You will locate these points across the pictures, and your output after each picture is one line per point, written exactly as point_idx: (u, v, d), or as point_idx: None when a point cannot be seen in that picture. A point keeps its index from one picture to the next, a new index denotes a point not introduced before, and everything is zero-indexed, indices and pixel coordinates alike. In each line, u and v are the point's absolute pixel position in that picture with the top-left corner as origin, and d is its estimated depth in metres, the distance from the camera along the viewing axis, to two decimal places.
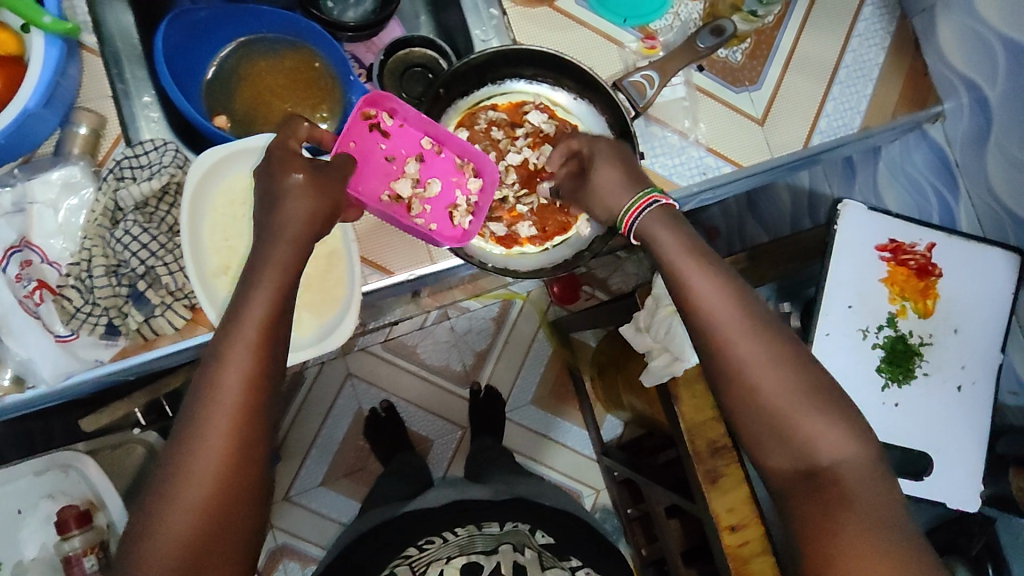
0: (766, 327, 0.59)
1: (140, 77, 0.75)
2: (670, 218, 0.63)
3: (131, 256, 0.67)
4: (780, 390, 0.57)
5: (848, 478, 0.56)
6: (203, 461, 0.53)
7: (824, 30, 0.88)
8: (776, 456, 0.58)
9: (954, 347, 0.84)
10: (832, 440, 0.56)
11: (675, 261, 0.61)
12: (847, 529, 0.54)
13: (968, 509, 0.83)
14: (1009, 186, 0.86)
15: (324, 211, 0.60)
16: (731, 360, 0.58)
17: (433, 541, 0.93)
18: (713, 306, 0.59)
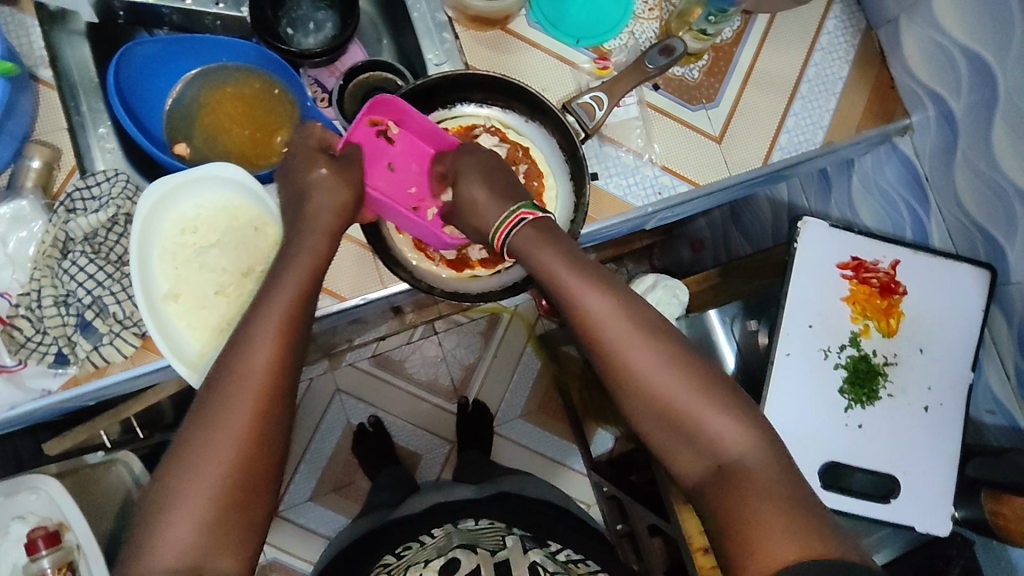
0: (655, 331, 0.63)
1: (97, 109, 0.77)
2: (546, 231, 0.66)
3: (78, 286, 0.69)
4: (674, 393, 0.61)
5: (752, 469, 0.59)
6: (224, 446, 0.58)
7: (784, 44, 0.87)
8: (684, 456, 0.62)
9: (920, 367, 0.82)
10: (731, 433, 0.60)
11: (557, 277, 0.64)
12: (762, 516, 0.56)
13: (939, 533, 0.81)
14: (975, 199, 0.83)
15: (353, 202, 0.68)
16: (625, 366, 0.62)
17: (410, 548, 0.98)
18: (603, 318, 0.62)
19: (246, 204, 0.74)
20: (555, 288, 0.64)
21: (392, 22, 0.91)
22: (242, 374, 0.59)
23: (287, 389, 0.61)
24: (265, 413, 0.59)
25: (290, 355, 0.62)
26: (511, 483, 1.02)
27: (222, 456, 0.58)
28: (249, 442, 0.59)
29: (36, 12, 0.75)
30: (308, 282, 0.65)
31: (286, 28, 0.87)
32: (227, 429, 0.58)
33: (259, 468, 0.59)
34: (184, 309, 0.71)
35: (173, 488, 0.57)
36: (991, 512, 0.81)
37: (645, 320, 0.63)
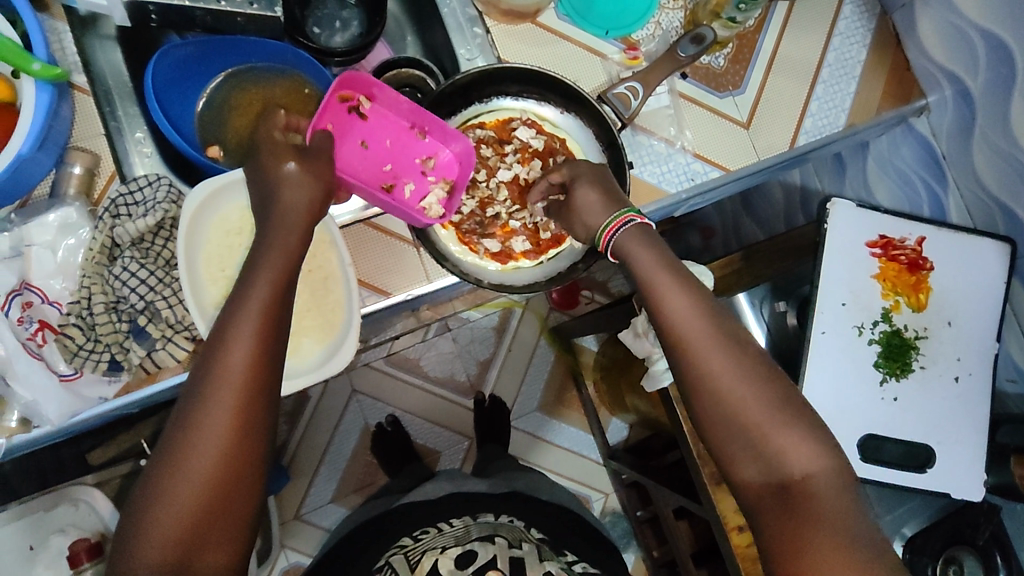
0: (735, 345, 0.63)
1: (133, 114, 0.76)
2: (651, 240, 0.68)
3: (130, 292, 0.68)
4: (750, 407, 0.62)
5: (815, 489, 0.60)
6: (208, 440, 0.56)
7: (804, 30, 0.88)
8: (748, 467, 0.62)
9: (949, 339, 0.85)
10: (803, 454, 0.61)
11: (655, 280, 0.65)
12: (815, 537, 0.58)
13: (973, 499, 0.84)
14: (995, 175, 0.86)
15: (320, 194, 0.65)
16: (703, 374, 0.63)
17: (429, 532, 0.95)
18: (688, 324, 0.64)
19: None
20: (649, 289, 0.66)
21: (418, 18, 0.91)
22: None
23: (261, 413, 0.58)
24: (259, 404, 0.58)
25: (273, 345, 0.60)
26: (523, 484, 1.07)
27: (199, 469, 0.56)
28: (223, 466, 0.56)
29: (67, 18, 0.74)
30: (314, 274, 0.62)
31: (313, 27, 0.88)
32: (199, 454, 0.56)
33: (231, 492, 0.57)
34: None
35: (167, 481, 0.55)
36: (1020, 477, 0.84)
37: (729, 331, 0.64)
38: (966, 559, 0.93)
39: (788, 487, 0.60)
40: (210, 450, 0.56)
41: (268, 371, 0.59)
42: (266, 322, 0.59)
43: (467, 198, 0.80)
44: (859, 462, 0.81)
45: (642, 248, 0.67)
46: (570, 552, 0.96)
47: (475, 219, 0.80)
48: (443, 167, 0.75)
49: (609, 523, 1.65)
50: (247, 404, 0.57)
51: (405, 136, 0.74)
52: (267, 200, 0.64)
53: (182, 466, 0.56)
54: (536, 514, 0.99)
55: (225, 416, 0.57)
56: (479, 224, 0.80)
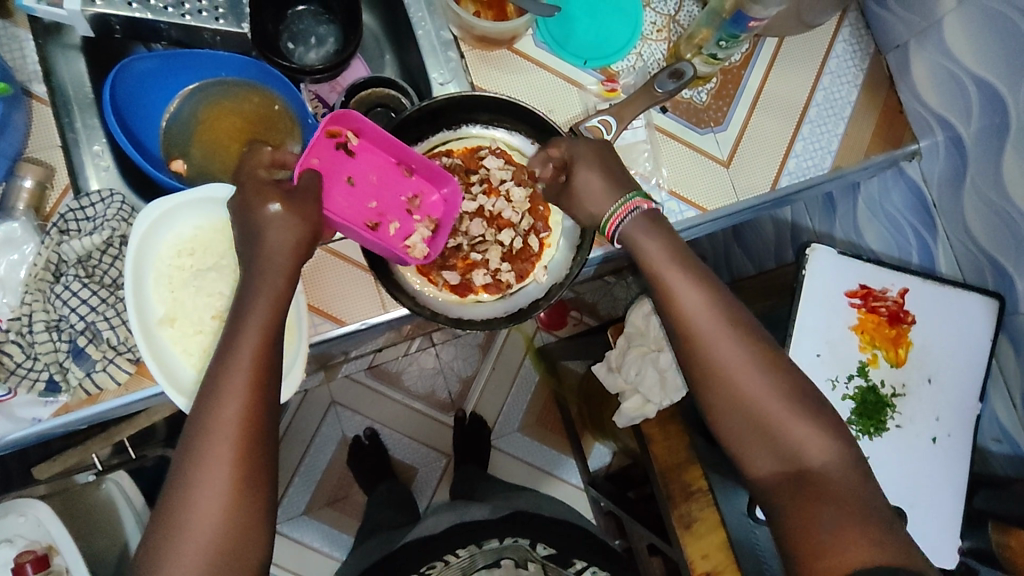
0: (744, 331, 0.61)
1: (92, 125, 0.75)
2: (657, 228, 0.64)
3: (70, 312, 0.66)
4: (764, 397, 0.60)
5: (830, 481, 0.59)
6: (194, 493, 0.55)
7: (793, 66, 0.85)
8: (760, 457, 0.61)
9: (928, 397, 0.81)
10: (817, 443, 0.59)
11: (664, 272, 0.62)
12: (830, 526, 0.57)
13: (946, 566, 0.80)
14: (984, 226, 0.82)
15: (306, 237, 0.61)
16: (714, 362, 0.61)
17: (435, 566, 0.94)
18: (700, 316, 0.61)
19: None
20: (656, 280, 0.63)
21: (395, 37, 0.89)
22: (229, 420, 0.57)
23: (263, 482, 0.58)
24: (246, 453, 0.57)
25: (266, 395, 0.59)
26: (525, 503, 1.04)
27: (197, 521, 0.55)
28: (225, 545, 0.56)
29: (30, 26, 0.73)
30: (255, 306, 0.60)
31: (287, 43, 0.86)
32: (196, 536, 0.55)
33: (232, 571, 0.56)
34: (179, 334, 0.69)
35: (165, 535, 0.55)
36: (997, 544, 0.81)
37: (739, 320, 0.61)
38: None
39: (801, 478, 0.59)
40: (202, 528, 0.55)
41: (259, 423, 0.58)
42: (251, 383, 0.58)
43: None
44: None
45: (645, 234, 0.63)
46: (580, 561, 0.96)
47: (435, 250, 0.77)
48: (429, 206, 0.72)
49: None
50: (252, 473, 0.57)
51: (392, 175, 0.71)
52: (239, 229, 0.62)
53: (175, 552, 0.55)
54: (543, 532, 0.96)
55: (222, 469, 0.56)
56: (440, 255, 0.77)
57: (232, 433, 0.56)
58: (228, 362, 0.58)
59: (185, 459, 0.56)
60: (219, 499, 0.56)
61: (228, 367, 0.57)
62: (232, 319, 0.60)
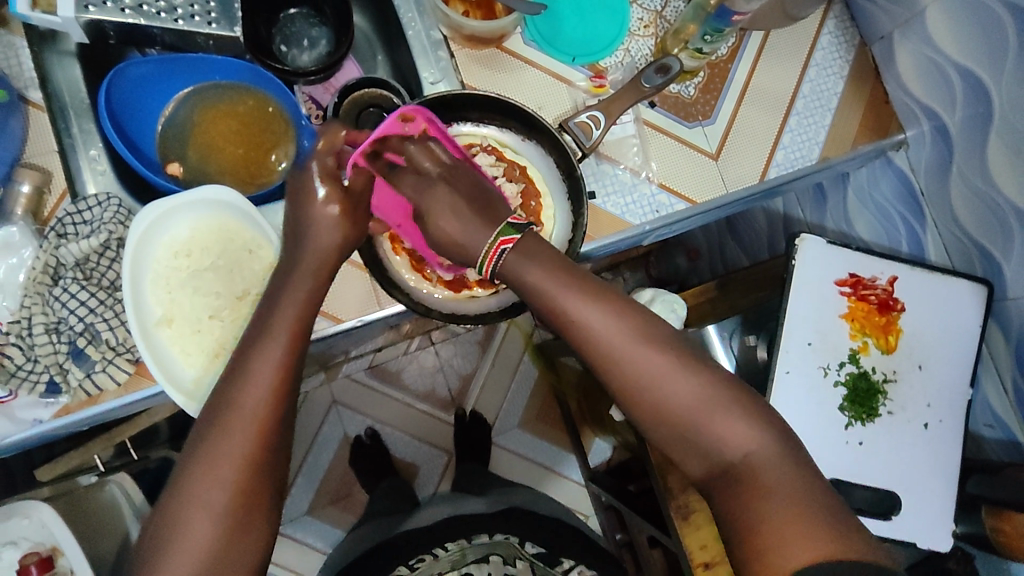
0: (647, 337, 0.62)
1: (89, 130, 0.75)
2: (529, 252, 0.64)
3: (69, 314, 0.67)
4: (677, 396, 0.60)
5: (760, 469, 0.58)
6: (213, 470, 0.56)
7: (780, 59, 0.86)
8: (690, 459, 0.61)
9: (919, 384, 0.82)
10: (740, 434, 0.59)
11: (551, 294, 0.62)
12: (768, 516, 0.56)
13: (940, 550, 0.81)
14: (971, 214, 0.83)
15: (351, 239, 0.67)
16: (627, 371, 0.61)
17: (425, 560, 0.96)
18: (601, 331, 0.61)
19: (240, 227, 0.73)
20: (550, 306, 0.63)
21: (387, 38, 0.90)
22: (249, 396, 0.58)
23: (271, 481, 0.58)
24: (268, 433, 0.58)
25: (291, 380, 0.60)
26: (521, 497, 1.08)
27: (213, 496, 0.56)
28: (222, 542, 0.56)
29: (26, 33, 0.74)
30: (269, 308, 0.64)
31: (280, 46, 0.88)
32: (194, 529, 0.55)
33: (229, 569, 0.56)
34: (176, 335, 0.70)
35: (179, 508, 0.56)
36: (991, 528, 0.82)
37: (638, 325, 0.62)
38: None
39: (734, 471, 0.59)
40: (201, 522, 0.55)
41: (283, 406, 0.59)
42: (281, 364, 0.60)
43: None
44: None
45: (535, 254, 0.64)
46: (567, 558, 0.98)
47: None
48: None
49: None
50: (258, 472, 0.57)
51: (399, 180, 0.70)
52: None
53: (174, 544, 0.55)
54: (534, 531, 0.99)
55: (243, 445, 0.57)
56: None
57: (238, 429, 0.57)
58: (253, 341, 0.61)
59: (194, 448, 0.58)
60: (218, 495, 0.56)
61: (241, 364, 0.60)
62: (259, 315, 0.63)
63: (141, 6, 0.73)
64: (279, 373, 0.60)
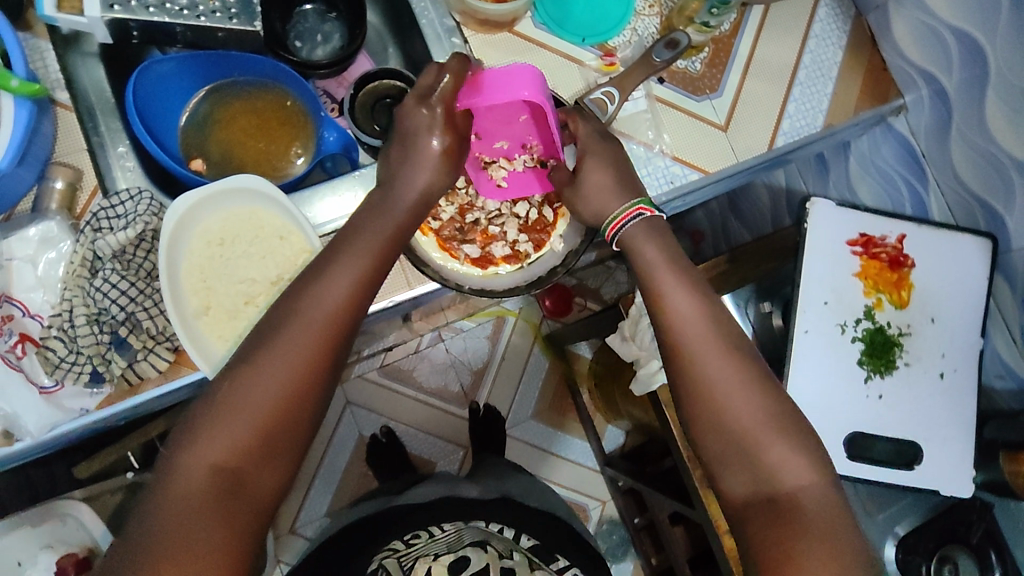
0: (729, 349, 0.65)
1: (115, 128, 0.77)
2: (654, 234, 0.71)
3: (111, 303, 0.68)
4: (746, 414, 0.62)
5: (805, 507, 0.60)
6: (254, 392, 0.58)
7: (780, 33, 0.89)
8: (737, 479, 0.62)
9: (932, 336, 0.85)
10: (796, 469, 0.61)
11: (656, 275, 0.68)
12: (807, 554, 0.57)
13: (962, 496, 0.83)
14: (973, 170, 0.86)
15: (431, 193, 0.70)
16: (708, 380, 0.64)
17: (421, 536, 0.96)
18: (689, 321, 0.66)
19: (271, 215, 0.74)
20: (650, 281, 0.68)
21: (398, 30, 0.93)
22: (300, 328, 0.60)
23: (318, 396, 0.60)
24: (312, 372, 0.60)
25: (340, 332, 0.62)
26: (515, 486, 1.03)
27: (247, 417, 0.57)
28: (255, 448, 0.57)
29: (50, 36, 0.76)
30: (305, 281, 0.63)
31: (294, 41, 0.90)
32: (237, 420, 0.57)
33: (249, 493, 0.57)
34: (213, 321, 0.72)
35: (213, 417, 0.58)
36: (1010, 472, 0.84)
37: (725, 338, 0.65)
38: (959, 557, 0.92)
39: (777, 500, 0.60)
40: (249, 415, 0.57)
41: (329, 353, 0.61)
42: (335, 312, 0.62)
43: (447, 204, 0.80)
44: (847, 460, 0.82)
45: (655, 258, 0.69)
46: (563, 557, 0.96)
47: (455, 225, 0.80)
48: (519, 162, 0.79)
49: (606, 531, 1.65)
50: (311, 382, 0.60)
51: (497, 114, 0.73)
52: None
53: (215, 431, 0.57)
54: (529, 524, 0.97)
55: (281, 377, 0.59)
56: (460, 230, 0.80)
57: (301, 336, 0.60)
58: (298, 293, 0.63)
59: (253, 348, 0.60)
60: (267, 397, 0.58)
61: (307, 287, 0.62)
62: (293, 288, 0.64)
63: (164, 5, 0.75)
64: (338, 304, 0.62)
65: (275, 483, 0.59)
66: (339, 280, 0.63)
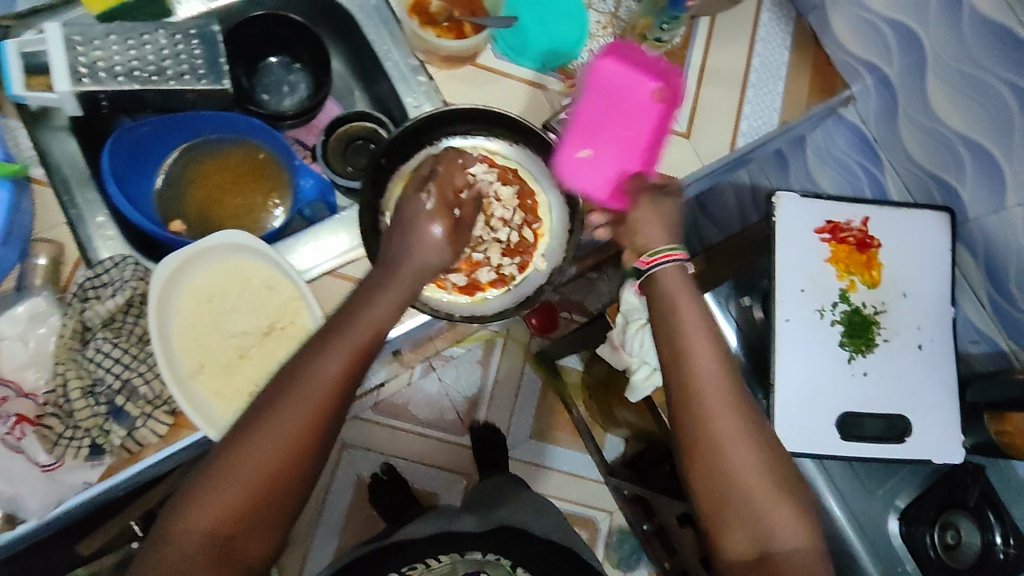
0: (739, 405, 0.68)
1: (92, 199, 0.77)
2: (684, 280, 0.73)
3: (106, 373, 0.68)
4: (748, 472, 0.66)
5: (795, 566, 0.64)
6: (264, 447, 0.62)
7: (728, 41, 0.93)
8: (735, 536, 0.66)
9: (908, 310, 0.88)
10: (792, 530, 0.65)
11: (679, 298, 0.71)
12: None
13: (955, 461, 0.86)
14: (923, 149, 0.91)
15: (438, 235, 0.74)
16: (714, 435, 0.67)
17: (417, 566, 1.02)
18: (704, 376, 0.68)
19: (257, 266, 0.75)
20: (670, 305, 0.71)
21: (362, 74, 0.95)
22: (313, 385, 0.63)
23: (316, 462, 0.64)
24: (321, 432, 0.63)
25: (349, 396, 0.65)
26: (527, 510, 1.07)
27: (254, 470, 0.61)
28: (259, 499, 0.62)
29: (20, 115, 0.76)
30: (330, 339, 0.65)
31: (262, 95, 0.93)
32: (224, 494, 0.61)
33: (249, 536, 0.62)
34: (209, 379, 0.72)
35: (226, 464, 0.62)
36: (996, 433, 0.87)
37: (735, 395, 0.68)
38: (961, 522, 0.94)
39: (768, 560, 0.65)
40: (236, 489, 0.61)
41: (336, 416, 0.64)
42: (348, 375, 0.65)
43: None
44: (840, 441, 0.85)
45: (684, 292, 0.71)
46: None
47: None
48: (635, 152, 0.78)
49: (617, 542, 1.66)
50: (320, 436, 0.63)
51: (625, 100, 0.77)
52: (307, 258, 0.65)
53: (206, 503, 0.61)
54: (520, 550, 1.01)
55: (288, 439, 0.62)
56: None
57: (316, 392, 0.63)
58: (316, 350, 0.65)
59: (243, 430, 0.63)
60: (247, 479, 0.61)
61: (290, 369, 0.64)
62: (318, 339, 0.66)
63: (133, 73, 0.76)
64: (325, 388, 0.64)
65: (258, 552, 0.63)
66: (351, 345, 0.65)
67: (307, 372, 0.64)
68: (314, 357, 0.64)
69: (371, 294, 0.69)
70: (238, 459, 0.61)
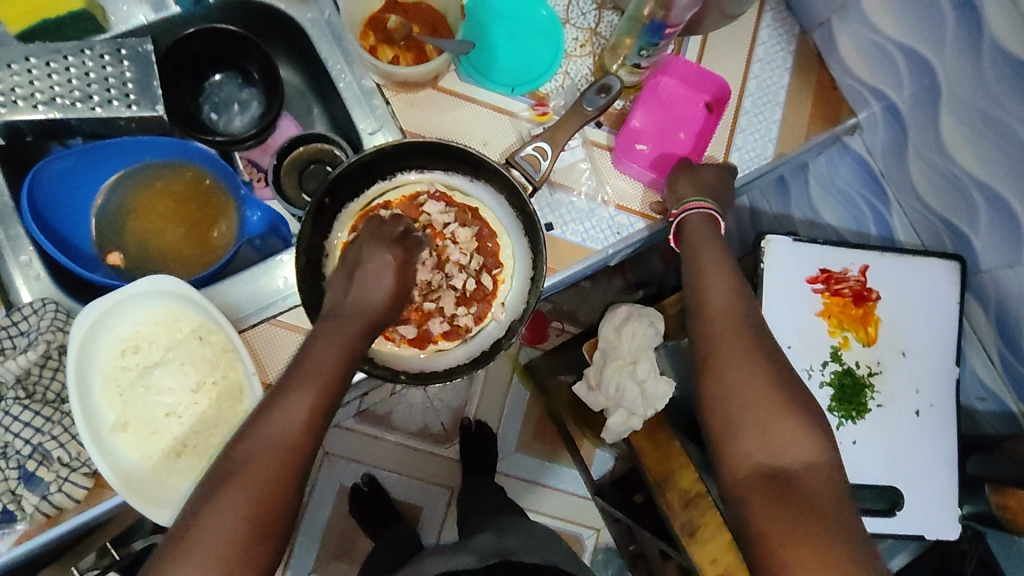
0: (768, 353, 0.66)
1: (16, 234, 0.71)
2: (712, 233, 0.74)
3: (15, 437, 0.65)
4: (766, 397, 0.62)
5: (804, 482, 0.59)
6: (229, 501, 0.55)
7: (720, 62, 0.85)
8: (745, 456, 0.61)
9: (905, 371, 0.81)
10: (805, 450, 0.60)
11: (705, 301, 0.69)
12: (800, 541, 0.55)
13: (950, 537, 0.79)
14: (933, 190, 0.81)
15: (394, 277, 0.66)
16: (728, 380, 0.64)
17: None
18: (725, 315, 0.68)
19: (186, 313, 0.69)
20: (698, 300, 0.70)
21: (319, 92, 0.88)
22: (278, 426, 0.58)
23: (288, 510, 0.58)
24: (290, 476, 0.58)
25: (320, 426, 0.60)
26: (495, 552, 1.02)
27: (221, 530, 0.55)
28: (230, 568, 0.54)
29: None
30: (291, 376, 0.60)
31: (210, 114, 0.86)
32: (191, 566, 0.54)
33: None
34: (134, 438, 0.68)
35: (188, 531, 0.55)
36: (997, 506, 0.80)
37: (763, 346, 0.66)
38: None
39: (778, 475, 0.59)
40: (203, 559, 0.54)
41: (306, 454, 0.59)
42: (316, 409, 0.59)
43: None
44: None
45: (717, 280, 0.70)
46: None
47: None
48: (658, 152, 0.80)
49: (602, 560, 1.62)
50: (289, 479, 0.57)
51: (679, 108, 0.81)
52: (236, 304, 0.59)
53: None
54: None
55: (252, 486, 0.56)
56: None
57: (283, 429, 0.58)
58: (276, 391, 0.59)
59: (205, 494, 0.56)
60: (222, 553, 0.54)
61: (257, 416, 0.58)
62: (280, 380, 0.60)
63: (53, 99, 0.71)
64: (290, 431, 0.58)
65: None
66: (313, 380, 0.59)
67: (269, 418, 0.58)
68: (277, 392, 0.59)
69: (323, 328, 0.61)
70: (201, 525, 0.55)
